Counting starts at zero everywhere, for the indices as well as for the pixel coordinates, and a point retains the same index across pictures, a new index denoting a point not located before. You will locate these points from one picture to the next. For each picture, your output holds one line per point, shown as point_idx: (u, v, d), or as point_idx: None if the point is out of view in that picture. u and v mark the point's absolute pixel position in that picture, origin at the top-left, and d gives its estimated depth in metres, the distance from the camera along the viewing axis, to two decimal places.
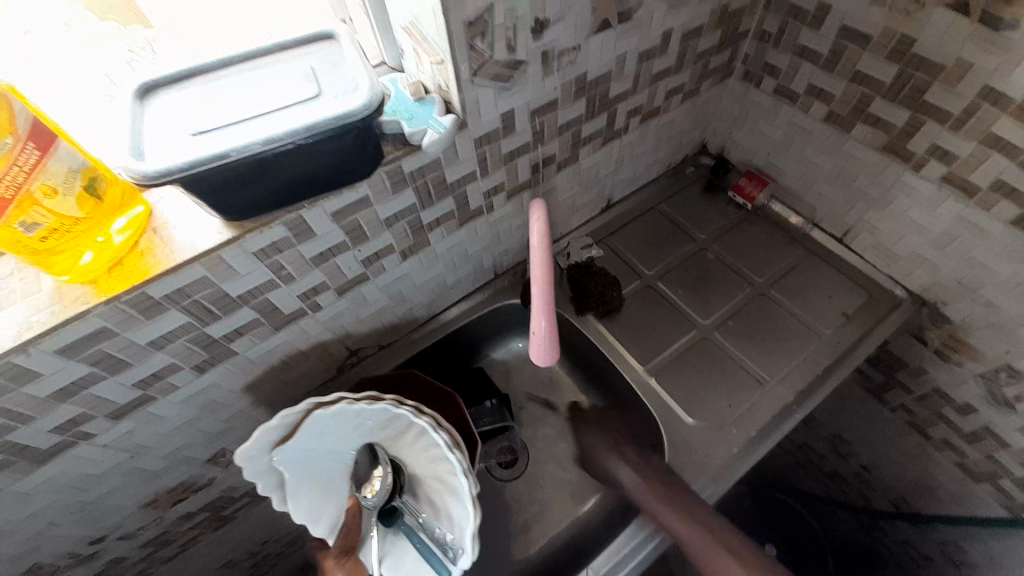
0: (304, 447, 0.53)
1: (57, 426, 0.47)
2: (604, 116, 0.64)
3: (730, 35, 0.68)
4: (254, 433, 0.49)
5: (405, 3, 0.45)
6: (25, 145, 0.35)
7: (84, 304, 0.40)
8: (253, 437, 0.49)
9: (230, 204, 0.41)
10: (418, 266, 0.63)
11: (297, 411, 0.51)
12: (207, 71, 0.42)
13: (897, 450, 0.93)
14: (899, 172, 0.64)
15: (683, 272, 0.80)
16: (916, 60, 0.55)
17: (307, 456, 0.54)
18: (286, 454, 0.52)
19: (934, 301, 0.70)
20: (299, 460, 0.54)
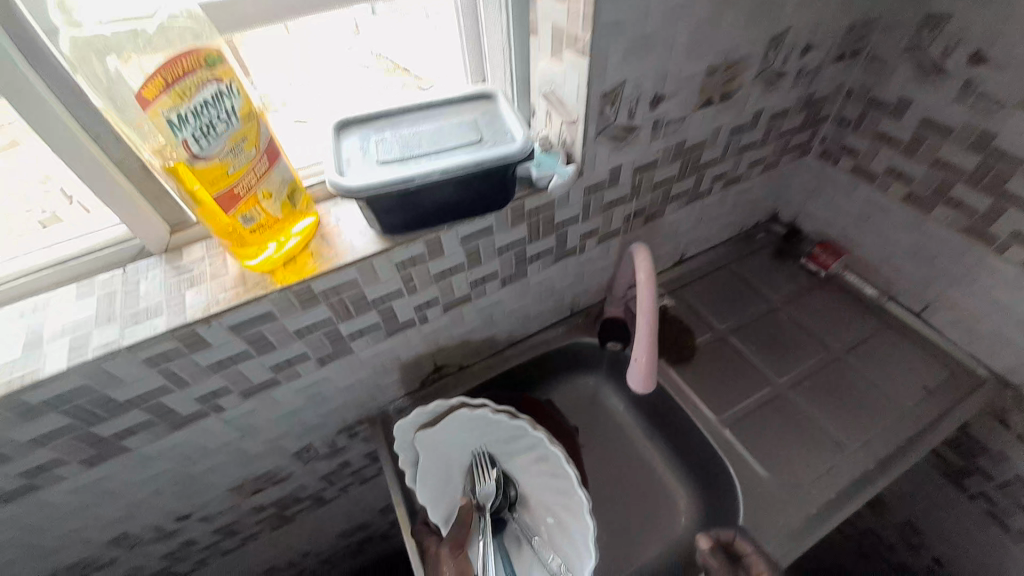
0: (441, 439, 0.60)
1: (200, 396, 0.54)
2: (694, 177, 0.71)
3: (812, 118, 0.75)
4: (414, 411, 0.58)
5: (549, 74, 0.54)
6: (261, 157, 0.44)
7: (262, 289, 0.48)
8: (413, 415, 0.58)
9: (395, 219, 0.49)
10: (512, 294, 0.69)
11: (448, 404, 0.60)
12: (388, 115, 0.52)
13: (978, 547, 0.87)
14: (981, 254, 0.66)
15: (754, 330, 0.83)
16: (999, 152, 0.60)
17: (443, 445, 0.61)
18: (428, 438, 0.59)
19: (1020, 384, 0.69)
20: (435, 448, 0.60)
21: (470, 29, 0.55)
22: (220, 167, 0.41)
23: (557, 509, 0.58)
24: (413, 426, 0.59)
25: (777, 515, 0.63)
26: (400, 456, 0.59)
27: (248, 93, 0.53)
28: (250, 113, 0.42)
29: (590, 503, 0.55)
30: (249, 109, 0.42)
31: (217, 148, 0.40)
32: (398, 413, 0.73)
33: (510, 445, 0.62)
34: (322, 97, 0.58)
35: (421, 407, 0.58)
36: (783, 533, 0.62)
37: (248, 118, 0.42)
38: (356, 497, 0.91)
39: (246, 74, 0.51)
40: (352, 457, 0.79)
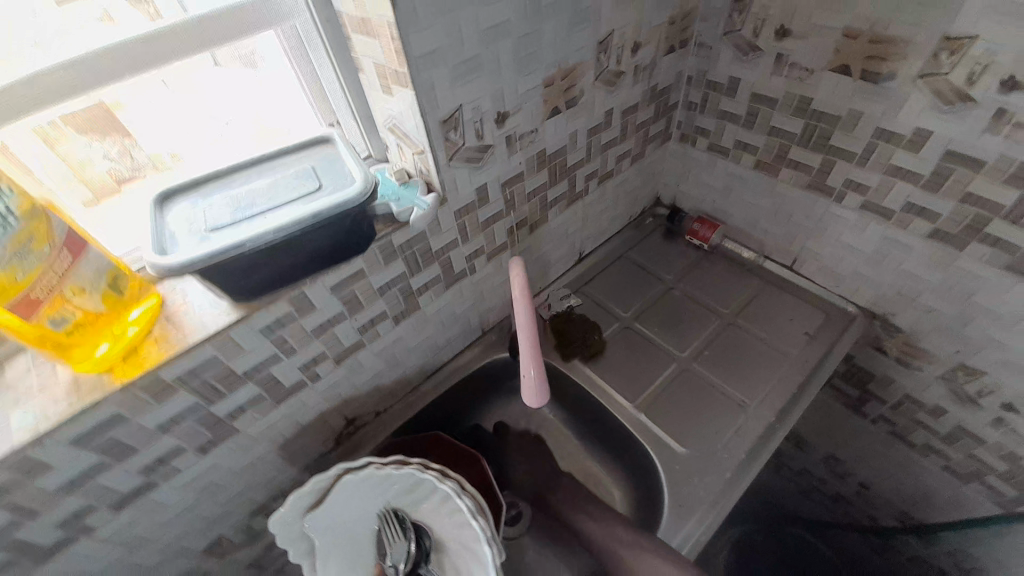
0: (334, 515, 0.56)
1: (59, 521, 0.48)
2: (566, 181, 0.73)
3: (663, 107, 0.80)
4: (289, 499, 0.53)
5: (387, 108, 0.53)
6: (59, 251, 0.40)
7: (101, 392, 0.43)
8: (288, 503, 0.54)
9: (241, 286, 0.46)
10: (410, 330, 0.68)
11: (329, 476, 0.55)
12: (219, 176, 0.49)
13: (889, 463, 0.95)
14: (826, 205, 0.74)
15: (656, 311, 0.86)
16: (817, 113, 0.67)
17: (333, 522, 0.57)
18: (317, 520, 0.55)
19: (883, 313, 0.77)
20: (326, 528, 0.56)
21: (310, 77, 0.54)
22: (7, 274, 0.36)
23: (467, 550, 0.55)
24: (297, 514, 0.55)
25: (697, 485, 0.67)
26: (289, 550, 0.55)
27: (138, 160, 0.51)
28: (33, 208, 0.38)
29: (489, 537, 0.53)
30: (30, 204, 0.37)
31: None
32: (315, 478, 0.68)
33: (411, 493, 0.58)
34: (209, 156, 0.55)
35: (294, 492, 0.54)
36: (705, 502, 0.65)
37: (30, 214, 0.37)
38: None
39: (126, 138, 0.49)
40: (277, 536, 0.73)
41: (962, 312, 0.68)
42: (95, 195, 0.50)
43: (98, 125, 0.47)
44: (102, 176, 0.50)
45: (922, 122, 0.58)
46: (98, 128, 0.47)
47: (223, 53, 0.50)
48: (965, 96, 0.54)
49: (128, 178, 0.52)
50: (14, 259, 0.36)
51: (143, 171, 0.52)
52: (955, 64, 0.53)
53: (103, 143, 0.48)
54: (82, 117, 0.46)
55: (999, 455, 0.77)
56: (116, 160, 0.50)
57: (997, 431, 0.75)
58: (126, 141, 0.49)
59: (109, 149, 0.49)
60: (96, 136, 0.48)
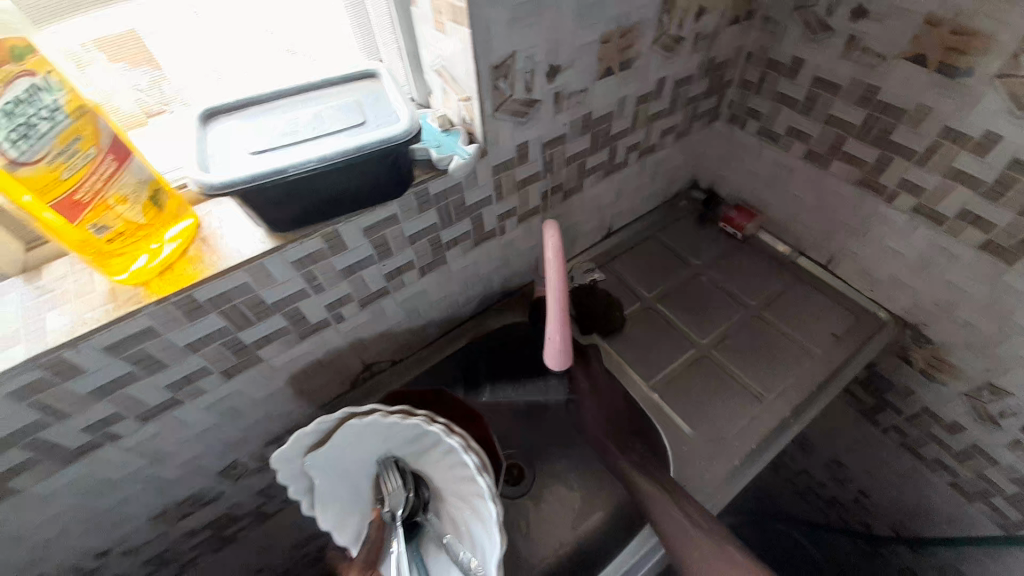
0: (335, 457, 0.56)
1: (88, 425, 0.49)
2: (607, 150, 0.71)
3: (717, 83, 0.76)
4: (292, 437, 0.53)
5: (437, 49, 0.51)
6: (105, 156, 0.39)
7: (136, 304, 0.43)
8: (291, 441, 0.53)
9: (278, 215, 0.45)
10: (434, 283, 0.67)
11: (332, 419, 0.54)
12: (262, 101, 0.48)
13: (893, 473, 0.95)
14: (874, 205, 0.71)
15: (680, 295, 0.85)
16: (881, 105, 0.63)
17: (333, 464, 0.56)
18: (318, 460, 0.55)
19: (916, 323, 0.75)
20: (327, 468, 0.56)
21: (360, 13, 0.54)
22: (51, 171, 0.36)
23: (469, 502, 0.55)
24: (298, 451, 0.55)
25: (702, 470, 0.67)
26: (290, 484, 0.56)
27: (165, 92, 0.50)
28: (81, 108, 0.38)
29: (493, 493, 0.51)
30: (79, 103, 0.38)
31: (42, 151, 0.35)
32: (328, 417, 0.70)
33: (411, 444, 0.57)
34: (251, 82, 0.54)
35: (300, 430, 0.54)
36: (708, 486, 0.66)
37: (78, 114, 0.37)
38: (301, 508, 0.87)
39: (155, 67, 0.49)
40: None
41: (999, 329, 0.65)
42: (126, 126, 0.50)
43: (128, 51, 0.46)
44: (131, 105, 0.49)
45: (995, 125, 0.55)
46: (129, 54, 0.47)
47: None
48: None
49: (157, 111, 0.51)
50: (60, 157, 0.36)
51: (170, 104, 0.51)
52: None
53: (134, 71, 0.48)
54: (112, 40, 0.45)
55: (1011, 478, 0.76)
56: (144, 90, 0.49)
57: (1014, 453, 0.74)
58: (156, 71, 0.49)
59: (139, 78, 0.48)
60: (128, 62, 0.47)
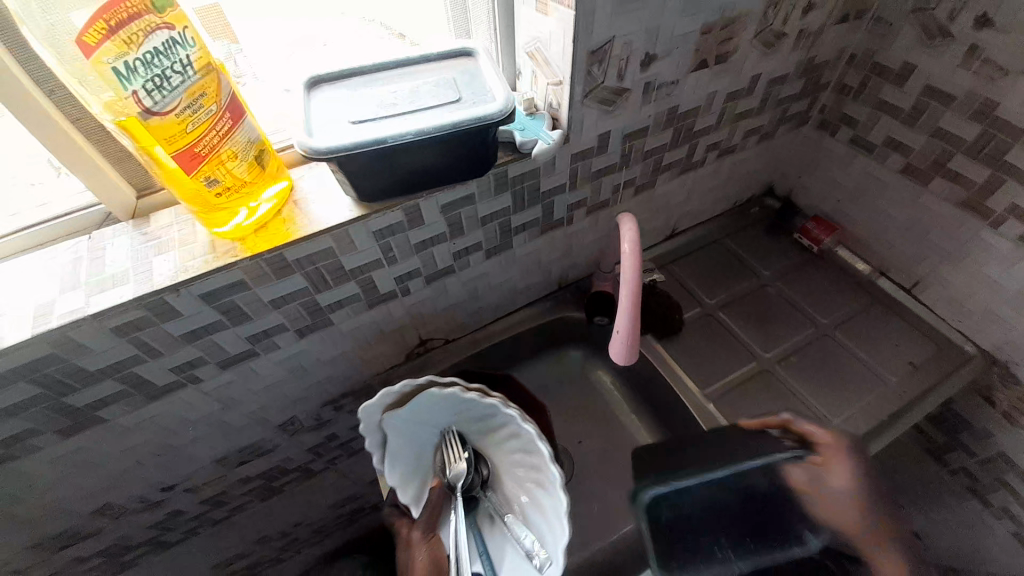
0: (411, 420, 0.59)
1: (176, 366, 0.53)
2: (686, 147, 0.69)
3: (812, 85, 0.72)
4: (379, 393, 0.57)
5: (534, 31, 0.51)
6: (223, 113, 0.42)
7: (232, 257, 0.46)
8: (377, 396, 0.57)
9: (370, 185, 0.47)
10: (497, 267, 0.68)
11: (416, 383, 0.58)
12: (362, 73, 0.49)
13: (955, 518, 0.89)
14: (977, 229, 0.65)
15: (743, 305, 0.82)
16: (1000, 123, 0.58)
17: (408, 425, 0.59)
18: (396, 419, 0.58)
19: (1006, 361, 0.69)
20: (403, 430, 0.59)
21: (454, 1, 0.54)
22: (179, 123, 0.39)
23: (534, 486, 0.57)
24: (380, 407, 0.57)
25: None
26: (366, 440, 0.58)
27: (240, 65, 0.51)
28: (208, 65, 0.40)
29: (565, 483, 0.53)
30: (206, 61, 0.40)
31: (172, 103, 0.38)
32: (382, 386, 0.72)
33: (481, 422, 0.61)
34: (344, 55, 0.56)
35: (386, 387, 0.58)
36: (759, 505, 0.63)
37: (205, 71, 0.40)
38: (343, 470, 0.91)
39: (234, 40, 0.49)
40: (337, 430, 0.79)
41: None
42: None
43: (213, 24, 0.47)
44: None
45: None
46: (214, 26, 0.47)
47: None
48: None
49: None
50: (188, 110, 0.39)
51: (243, 77, 0.51)
52: None
53: (215, 44, 0.48)
54: (203, 13, 0.46)
55: None
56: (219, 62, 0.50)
57: None
58: (233, 45, 0.49)
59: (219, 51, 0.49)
60: (210, 35, 0.47)
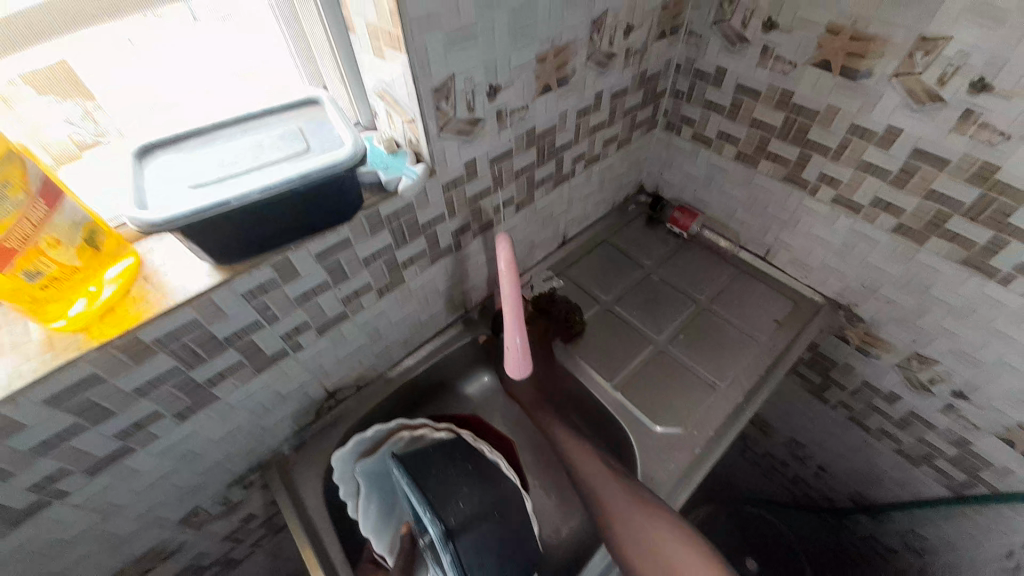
0: (377, 467, 0.69)
1: (35, 483, 0.46)
2: (554, 162, 0.74)
3: (652, 94, 0.81)
4: (350, 441, 0.68)
5: (377, 73, 0.52)
6: (35, 200, 0.38)
7: (75, 351, 0.42)
8: (349, 445, 0.68)
9: (224, 248, 0.45)
10: (394, 304, 0.67)
11: (386, 428, 0.71)
12: (201, 134, 0.47)
13: (845, 446, 1.02)
14: (801, 198, 0.77)
15: (635, 296, 0.89)
16: (797, 107, 0.69)
17: (382, 472, 0.69)
18: (368, 466, 0.68)
19: (847, 303, 0.81)
20: (375, 477, 0.69)
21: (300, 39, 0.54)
22: None
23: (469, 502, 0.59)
24: (353, 456, 0.68)
25: (669, 461, 0.70)
26: (340, 488, 0.67)
27: (102, 123, 0.48)
28: (8, 153, 0.36)
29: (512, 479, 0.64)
30: (5, 148, 0.36)
31: None
32: (295, 450, 0.69)
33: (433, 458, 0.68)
34: (210, 107, 0.53)
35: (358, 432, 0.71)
36: (675, 475, 0.68)
37: (6, 159, 0.36)
38: (274, 549, 0.84)
39: (89, 99, 0.46)
40: (253, 509, 0.73)
41: (919, 304, 0.71)
42: (56, 161, 0.47)
43: (57, 85, 0.43)
44: (62, 142, 0.46)
45: (895, 120, 0.61)
46: (59, 87, 0.43)
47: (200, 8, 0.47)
48: (936, 95, 0.56)
49: (91, 144, 0.48)
50: None
51: (106, 137, 0.49)
52: (928, 64, 0.55)
53: (65, 104, 0.45)
54: (43, 74, 0.42)
55: (947, 440, 0.82)
56: (78, 124, 0.46)
57: (948, 418, 0.80)
58: (89, 103, 0.46)
59: (71, 111, 0.45)
60: (58, 96, 0.44)
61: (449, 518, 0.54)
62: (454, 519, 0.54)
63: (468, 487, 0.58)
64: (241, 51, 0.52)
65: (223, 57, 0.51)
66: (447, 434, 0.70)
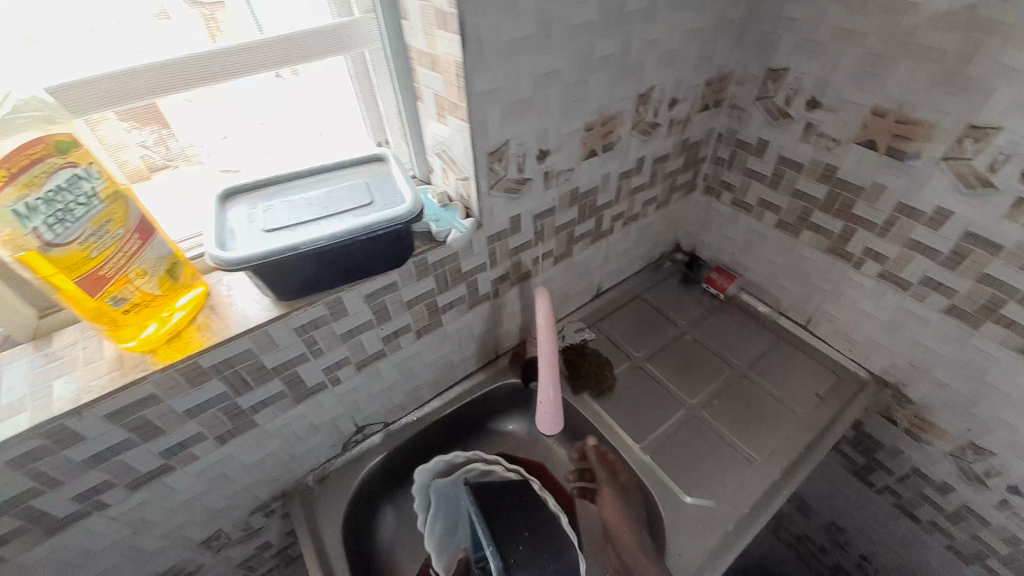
0: (449, 489, 0.71)
1: (79, 493, 0.49)
2: (593, 220, 0.77)
3: (692, 159, 0.84)
4: (432, 460, 0.72)
5: (439, 136, 0.57)
6: (132, 235, 0.43)
7: (142, 371, 0.45)
8: (431, 462, 0.71)
9: (285, 286, 0.48)
10: (430, 345, 0.69)
11: (464, 456, 0.74)
12: (277, 182, 0.52)
13: (891, 537, 0.94)
14: (844, 270, 0.75)
15: (668, 355, 0.88)
16: (841, 182, 0.70)
17: (452, 496, 0.71)
18: (442, 485, 0.71)
19: (894, 382, 0.77)
20: (445, 497, 0.71)
21: (371, 108, 0.59)
22: (82, 251, 0.39)
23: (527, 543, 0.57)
24: (429, 474, 0.72)
25: (694, 534, 0.66)
26: (415, 500, 0.69)
27: (173, 150, 0.51)
28: (116, 193, 0.42)
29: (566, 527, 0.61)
30: (114, 189, 0.42)
31: (74, 234, 0.39)
32: (319, 482, 0.70)
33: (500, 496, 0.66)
34: (272, 147, 0.58)
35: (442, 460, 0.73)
36: (703, 553, 0.65)
37: (113, 198, 0.41)
38: None
39: (165, 127, 0.49)
40: (271, 537, 0.73)
41: (973, 390, 0.68)
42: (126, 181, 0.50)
43: (142, 112, 0.47)
44: (136, 163, 0.50)
45: (944, 202, 0.61)
46: (142, 114, 0.47)
47: (286, 66, 0.52)
48: (988, 180, 0.56)
49: (161, 167, 0.52)
50: (92, 238, 0.40)
51: (175, 162, 0.52)
52: (978, 151, 0.56)
53: (142, 130, 0.48)
54: (129, 103, 0.46)
55: (1008, 542, 0.75)
56: (151, 148, 0.50)
57: (1005, 515, 0.73)
58: (163, 131, 0.49)
59: (146, 137, 0.49)
60: (138, 122, 0.48)
61: (507, 557, 0.54)
62: (512, 559, 0.54)
63: (528, 531, 0.58)
64: (312, 102, 0.57)
65: (293, 100, 0.56)
66: (515, 477, 0.70)
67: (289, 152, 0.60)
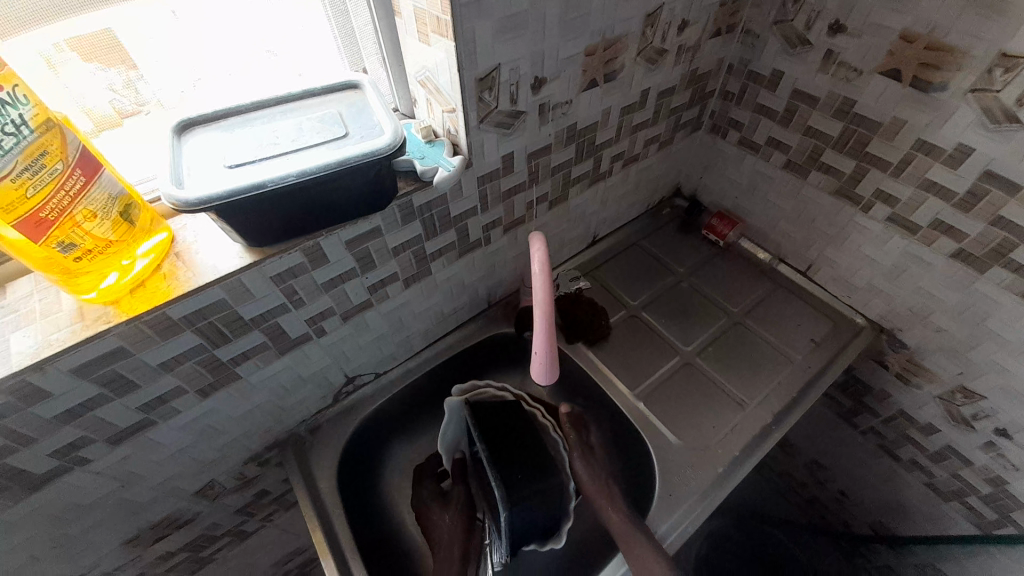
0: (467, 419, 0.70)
1: (56, 450, 0.47)
2: (592, 160, 0.71)
3: (700, 93, 0.77)
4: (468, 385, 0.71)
5: (419, 59, 0.51)
6: (73, 171, 0.38)
7: (105, 324, 0.42)
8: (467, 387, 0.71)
9: (255, 231, 0.44)
10: (418, 295, 0.66)
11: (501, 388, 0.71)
12: (241, 113, 0.47)
13: (872, 474, 0.98)
14: (851, 214, 0.72)
15: (664, 303, 0.86)
16: (858, 118, 0.65)
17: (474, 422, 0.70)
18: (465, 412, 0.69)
19: (891, 327, 0.76)
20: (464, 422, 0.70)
21: (344, 27, 0.52)
22: (16, 189, 0.34)
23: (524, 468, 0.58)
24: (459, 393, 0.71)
25: (685, 477, 0.68)
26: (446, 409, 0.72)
27: (144, 94, 0.46)
28: (48, 121, 0.36)
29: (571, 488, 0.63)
30: (45, 117, 0.36)
31: (6, 167, 0.33)
32: (311, 433, 0.69)
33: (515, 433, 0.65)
34: (248, 90, 0.52)
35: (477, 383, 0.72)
36: (692, 493, 0.66)
37: (44, 127, 0.36)
38: (283, 524, 0.86)
39: (132, 68, 0.44)
40: (267, 485, 0.74)
41: (972, 334, 0.67)
42: (96, 128, 0.46)
43: (104, 52, 0.42)
44: (106, 110, 0.45)
45: (966, 139, 0.56)
46: (103, 54, 0.42)
47: None
48: (1015, 116, 0.52)
49: (132, 113, 0.47)
50: (25, 173, 0.35)
51: (147, 106, 0.47)
52: (1008, 82, 0.51)
53: (108, 71, 0.43)
54: (88, 40, 0.41)
55: (985, 478, 0.78)
56: (120, 93, 0.45)
57: (987, 455, 0.75)
58: (132, 72, 0.44)
59: (114, 79, 0.44)
60: (101, 63, 0.43)
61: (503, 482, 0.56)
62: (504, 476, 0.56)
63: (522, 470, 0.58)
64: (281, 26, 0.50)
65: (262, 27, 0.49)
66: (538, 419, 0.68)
67: (264, 88, 0.53)
